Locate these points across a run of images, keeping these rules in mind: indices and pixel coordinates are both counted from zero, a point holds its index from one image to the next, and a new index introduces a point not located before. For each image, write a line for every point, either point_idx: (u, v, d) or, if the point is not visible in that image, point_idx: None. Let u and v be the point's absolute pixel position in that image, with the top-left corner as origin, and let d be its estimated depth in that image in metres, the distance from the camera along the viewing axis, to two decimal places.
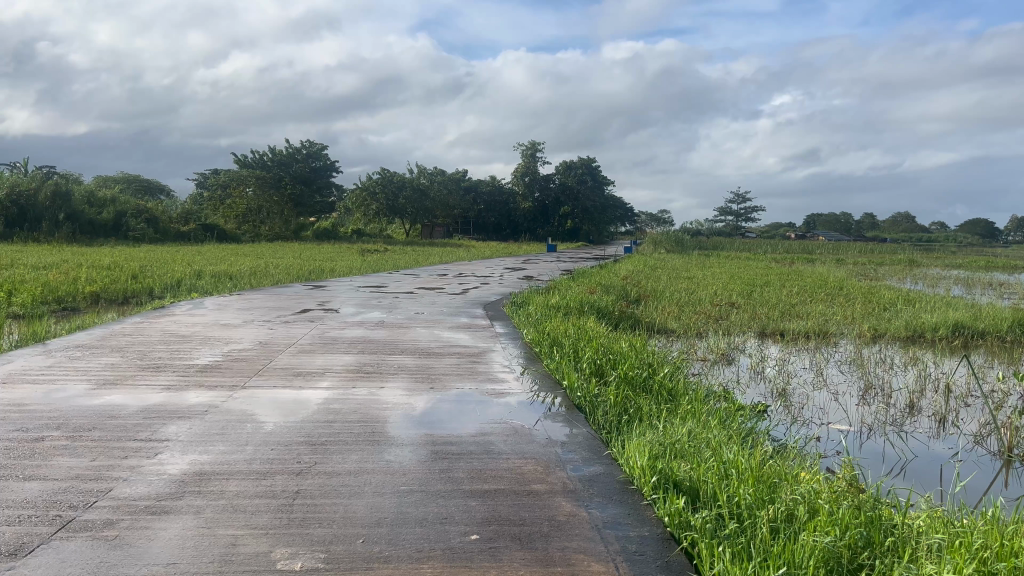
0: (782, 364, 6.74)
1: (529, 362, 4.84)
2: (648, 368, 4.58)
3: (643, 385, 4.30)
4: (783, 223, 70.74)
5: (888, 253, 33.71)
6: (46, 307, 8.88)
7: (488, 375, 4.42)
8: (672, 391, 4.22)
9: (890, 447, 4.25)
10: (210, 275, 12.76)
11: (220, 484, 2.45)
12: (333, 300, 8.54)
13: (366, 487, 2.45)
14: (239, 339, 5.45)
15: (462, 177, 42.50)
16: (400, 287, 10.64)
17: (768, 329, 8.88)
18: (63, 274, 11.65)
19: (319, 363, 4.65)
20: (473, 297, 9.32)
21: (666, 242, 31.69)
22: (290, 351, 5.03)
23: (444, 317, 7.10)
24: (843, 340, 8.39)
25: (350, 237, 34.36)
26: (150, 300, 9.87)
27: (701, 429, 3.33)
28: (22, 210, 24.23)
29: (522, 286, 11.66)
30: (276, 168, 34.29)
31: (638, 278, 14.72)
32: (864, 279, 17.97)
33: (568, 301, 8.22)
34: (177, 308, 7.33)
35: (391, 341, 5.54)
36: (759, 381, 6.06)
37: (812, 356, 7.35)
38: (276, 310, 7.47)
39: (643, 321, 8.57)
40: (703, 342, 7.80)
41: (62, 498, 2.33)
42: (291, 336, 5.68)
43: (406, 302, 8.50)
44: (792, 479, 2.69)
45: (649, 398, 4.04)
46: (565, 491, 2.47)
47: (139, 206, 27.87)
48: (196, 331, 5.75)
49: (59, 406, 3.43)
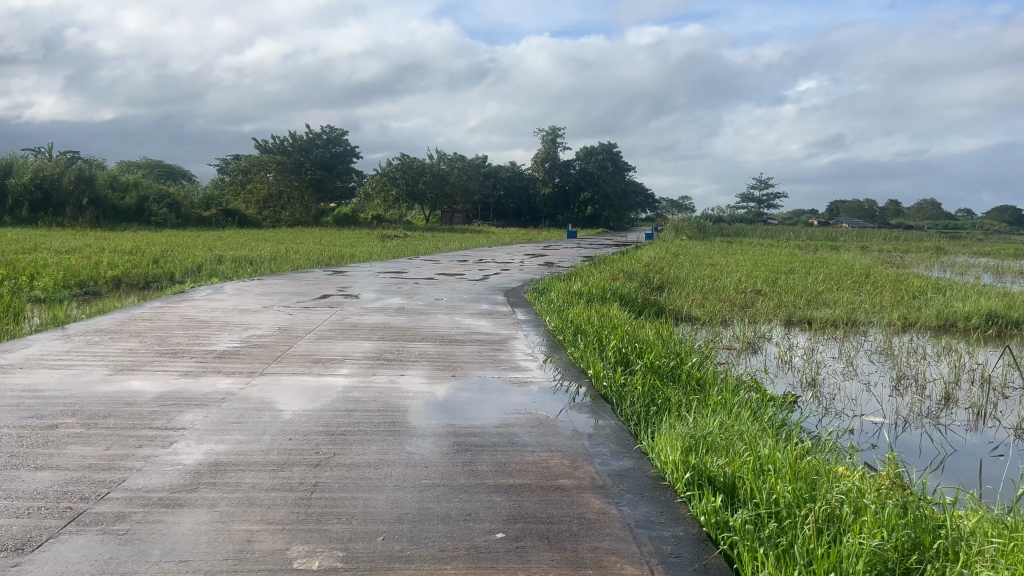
0: (811, 353, 6.58)
1: (552, 349, 4.73)
2: (676, 357, 4.46)
3: (670, 374, 4.17)
4: (806, 211, 70.59)
5: (912, 240, 33.28)
6: (68, 291, 8.91)
7: (511, 363, 4.30)
8: (702, 381, 4.09)
9: (928, 441, 4.10)
10: (231, 259, 12.79)
11: (237, 476, 2.36)
12: (353, 286, 8.47)
13: (386, 480, 2.35)
14: (257, 325, 5.37)
15: (482, 162, 42.48)
16: (420, 272, 10.59)
17: (794, 316, 8.74)
18: (85, 258, 11.70)
19: (338, 349, 4.56)
20: (493, 283, 9.23)
21: (688, 229, 31.47)
22: (309, 337, 4.94)
23: (465, 303, 7.00)
24: (873, 329, 8.21)
25: (370, 223, 34.40)
26: (170, 285, 9.88)
27: (733, 422, 3.22)
28: (46, 194, 24.57)
29: (544, 272, 11.56)
30: (295, 152, 34.63)
31: (661, 264, 14.60)
32: (891, 267, 17.77)
33: (590, 287, 8.11)
34: (196, 293, 7.28)
35: (412, 328, 5.45)
36: (787, 370, 5.92)
37: (840, 345, 7.20)
38: (295, 295, 7.41)
39: (667, 308, 8.42)
40: (728, 331, 7.67)
41: (73, 488, 2.25)
42: (311, 322, 5.60)
43: (427, 288, 8.41)
44: (832, 475, 2.58)
45: (677, 388, 3.92)
46: (593, 487, 2.37)
47: (161, 191, 28.02)
48: (214, 317, 5.69)
49: (74, 392, 3.37)
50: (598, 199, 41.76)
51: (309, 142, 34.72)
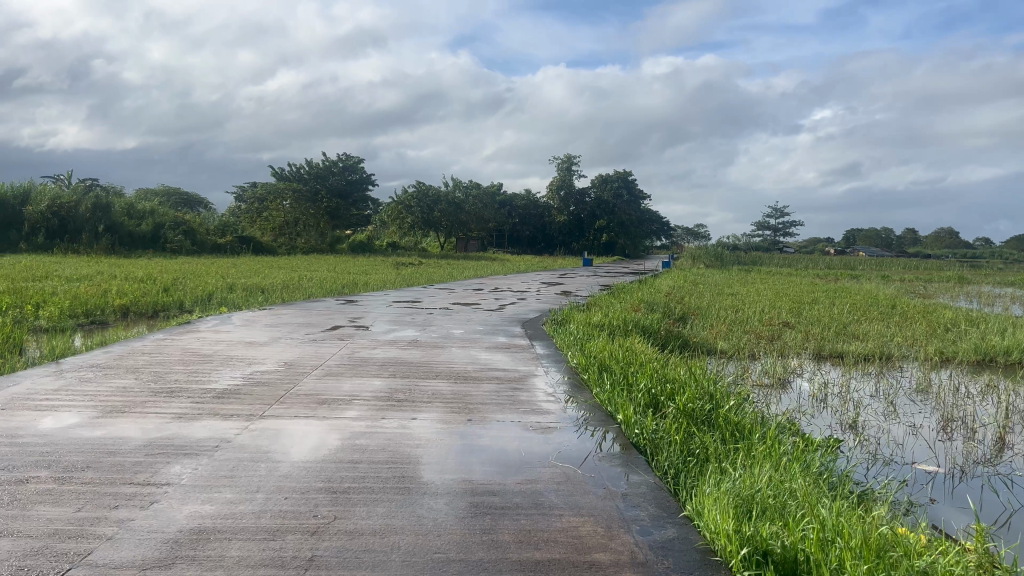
0: (848, 392, 6.22)
1: (575, 389, 4.39)
2: (711, 400, 4.12)
3: (706, 420, 3.83)
4: (822, 240, 70.12)
5: (934, 270, 32.71)
6: (73, 321, 8.66)
7: (532, 405, 3.95)
8: (741, 427, 3.74)
9: (991, 494, 3.74)
10: (242, 288, 12.54)
11: (221, 548, 2.05)
12: (365, 316, 8.19)
13: (393, 554, 2.03)
14: (262, 360, 5.07)
15: (497, 190, 42.43)
16: (434, 302, 10.31)
17: (825, 350, 8.36)
18: (94, 286, 11.49)
19: (346, 388, 4.24)
20: (509, 314, 8.91)
21: (705, 257, 31.10)
22: (315, 373, 4.63)
23: (482, 336, 6.67)
24: (909, 364, 7.82)
25: (384, 251, 34.28)
26: (179, 314, 9.64)
27: (784, 478, 2.88)
28: (63, 221, 24.72)
29: (561, 302, 11.25)
30: (311, 181, 34.22)
31: (681, 294, 14.26)
32: (917, 297, 17.36)
33: (611, 319, 7.79)
34: (202, 324, 7.01)
35: (425, 363, 5.12)
36: (825, 410, 5.57)
37: (877, 382, 6.84)
38: (304, 326, 7.12)
39: (692, 340, 8.08)
40: (756, 366, 7.30)
41: (29, 563, 1.95)
42: (319, 356, 5.29)
43: (441, 319, 8.10)
44: (909, 547, 2.24)
45: (715, 435, 3.58)
46: (633, 564, 2.03)
47: (177, 219, 28.02)
48: (218, 350, 5.40)
49: (54, 439, 3.06)
50: (613, 227, 41.46)
51: (325, 170, 34.35)
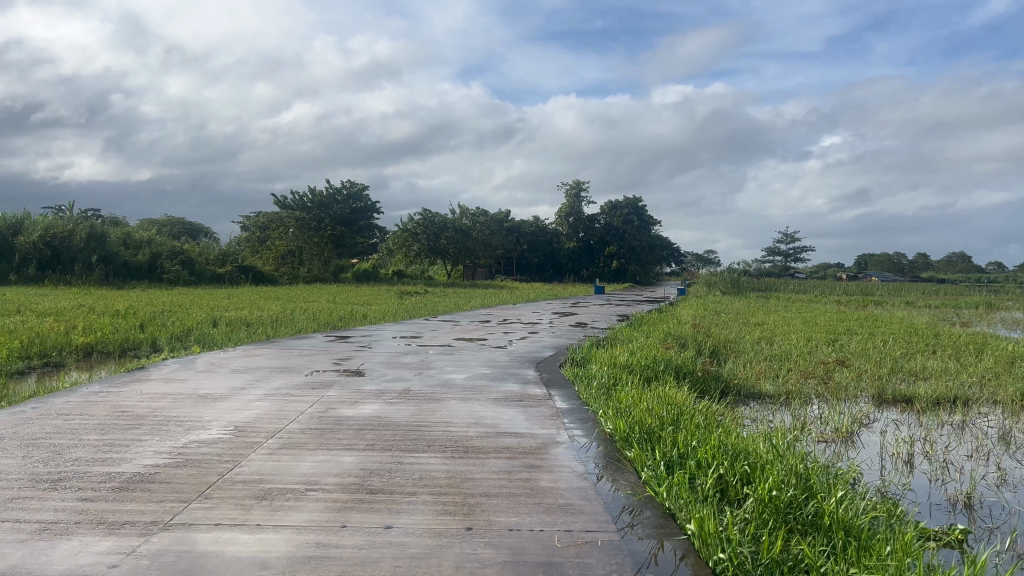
0: (936, 451, 5.04)
1: (614, 471, 3.25)
2: (801, 483, 2.99)
3: (802, 519, 2.71)
4: (833, 265, 69.02)
5: (957, 296, 31.37)
6: (22, 364, 7.59)
7: (558, 499, 2.81)
8: (857, 532, 2.62)
9: None
10: (226, 322, 11.45)
11: None
12: (354, 358, 7.05)
13: None
14: (207, 423, 3.95)
15: (505, 218, 41.60)
16: (436, 338, 9.19)
17: (886, 392, 7.18)
18: (62, 323, 10.41)
19: (303, 471, 3.10)
20: (519, 353, 7.77)
21: (721, 283, 29.88)
22: (270, 446, 3.52)
23: (488, 384, 5.52)
24: (990, 410, 6.61)
25: (390, 280, 33.19)
26: (147, 353, 8.55)
27: None
28: (55, 251, 23.90)
29: (576, 336, 10.10)
30: (315, 209, 33.28)
31: (707, 326, 13.09)
32: (955, 326, 16.12)
33: (638, 358, 6.65)
34: (157, 370, 5.90)
35: (414, 427, 3.98)
36: (921, 478, 4.40)
37: (964, 436, 5.65)
38: (278, 372, 6.01)
39: (731, 382, 6.92)
40: (812, 413, 6.14)
41: None
42: (283, 417, 4.17)
43: (440, 360, 6.97)
44: None
45: (827, 552, 2.45)
46: None
47: (175, 249, 27.01)
48: (157, 409, 4.28)
49: None
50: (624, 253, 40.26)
51: (329, 198, 33.65)
